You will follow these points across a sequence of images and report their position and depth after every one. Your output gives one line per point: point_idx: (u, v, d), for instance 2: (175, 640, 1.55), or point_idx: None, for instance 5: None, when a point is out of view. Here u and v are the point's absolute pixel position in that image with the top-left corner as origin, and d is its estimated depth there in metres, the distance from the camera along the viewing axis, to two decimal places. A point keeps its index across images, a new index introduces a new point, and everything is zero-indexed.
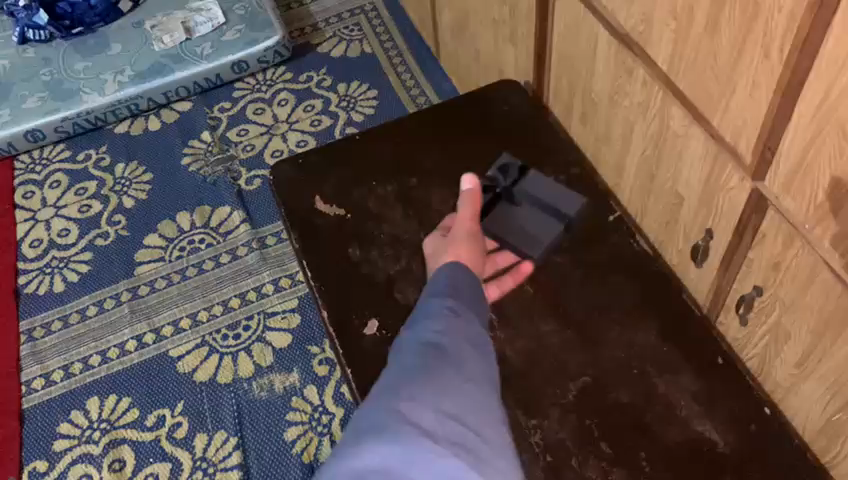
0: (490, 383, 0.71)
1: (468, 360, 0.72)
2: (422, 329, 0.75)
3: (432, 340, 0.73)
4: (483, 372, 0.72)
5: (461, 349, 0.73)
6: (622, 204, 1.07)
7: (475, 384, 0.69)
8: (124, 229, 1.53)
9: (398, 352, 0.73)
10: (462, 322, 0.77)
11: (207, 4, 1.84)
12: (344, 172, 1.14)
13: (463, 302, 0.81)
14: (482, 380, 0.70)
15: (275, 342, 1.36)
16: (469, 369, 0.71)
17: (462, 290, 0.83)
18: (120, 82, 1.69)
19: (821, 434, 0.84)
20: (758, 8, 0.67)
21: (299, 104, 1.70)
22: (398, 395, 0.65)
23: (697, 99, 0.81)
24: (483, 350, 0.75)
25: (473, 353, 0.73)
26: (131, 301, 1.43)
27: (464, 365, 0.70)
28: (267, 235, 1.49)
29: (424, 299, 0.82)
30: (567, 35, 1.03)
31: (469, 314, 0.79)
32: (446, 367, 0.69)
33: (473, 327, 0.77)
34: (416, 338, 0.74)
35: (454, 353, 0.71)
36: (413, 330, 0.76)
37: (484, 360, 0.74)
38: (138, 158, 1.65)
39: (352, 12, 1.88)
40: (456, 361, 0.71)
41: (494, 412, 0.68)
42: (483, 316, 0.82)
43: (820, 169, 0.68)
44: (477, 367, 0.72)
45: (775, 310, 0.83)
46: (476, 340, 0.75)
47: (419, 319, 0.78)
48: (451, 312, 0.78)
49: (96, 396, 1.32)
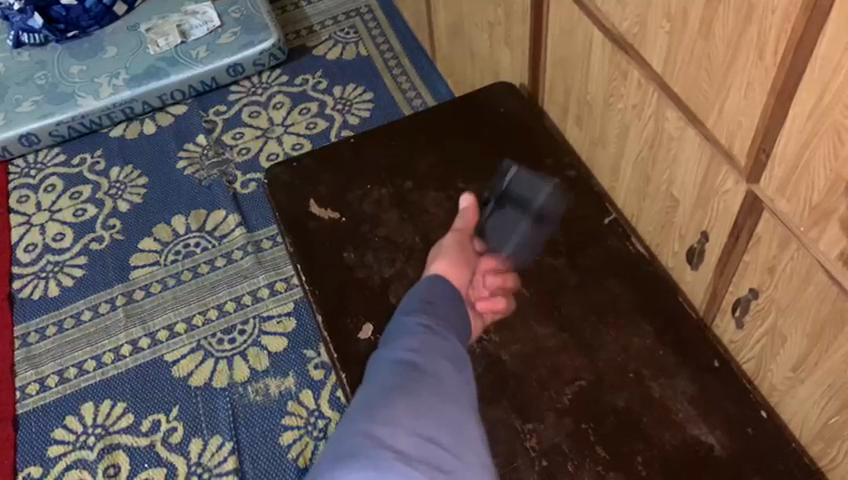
0: (467, 400, 0.69)
1: (447, 376, 0.69)
2: (398, 342, 0.72)
3: (409, 356, 0.70)
4: (461, 387, 0.69)
5: (439, 363, 0.70)
6: (618, 207, 1.06)
7: (453, 402, 0.67)
8: (120, 233, 1.53)
9: (373, 370, 0.70)
10: (440, 333, 0.74)
11: (203, 7, 1.83)
12: (338, 175, 1.13)
13: (442, 310, 0.78)
14: (460, 396, 0.68)
15: (271, 346, 1.35)
16: (449, 385, 0.68)
17: (442, 298, 0.79)
18: (115, 86, 1.69)
19: (818, 438, 0.83)
20: (752, 10, 0.67)
21: (294, 106, 1.70)
22: (377, 416, 0.62)
23: (691, 101, 0.81)
24: (461, 365, 0.72)
25: (451, 368, 0.70)
26: (126, 306, 1.42)
27: (442, 383, 0.68)
28: (263, 238, 1.49)
29: (402, 310, 0.78)
30: (562, 38, 1.02)
31: (447, 328, 0.76)
32: (422, 384, 0.66)
33: (452, 342, 0.74)
34: (392, 355, 0.71)
35: (431, 369, 0.69)
36: (388, 346, 0.73)
37: (462, 375, 0.71)
38: (133, 161, 1.64)
39: (348, 15, 1.87)
40: (435, 377, 0.68)
41: (471, 432, 0.66)
42: (464, 325, 0.79)
43: (815, 171, 0.68)
44: (457, 384, 0.69)
45: (771, 313, 0.82)
46: (455, 355, 0.73)
47: (395, 333, 0.75)
48: (428, 326, 0.74)
49: (91, 401, 1.32)
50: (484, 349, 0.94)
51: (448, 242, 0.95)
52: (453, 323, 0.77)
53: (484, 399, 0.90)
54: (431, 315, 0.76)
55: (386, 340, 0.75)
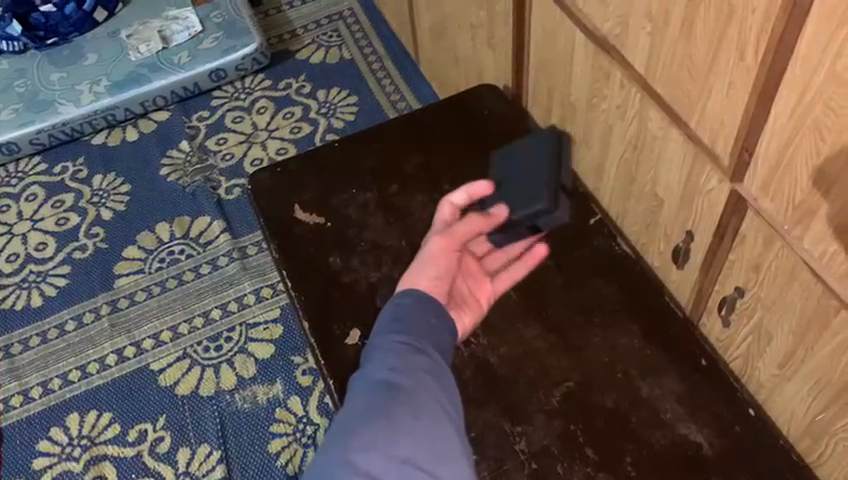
0: (451, 413, 0.62)
1: (429, 391, 0.62)
2: (374, 354, 0.66)
3: (385, 370, 0.64)
4: (443, 400, 0.63)
5: (417, 376, 0.63)
6: (603, 207, 1.07)
7: (433, 417, 0.60)
8: (103, 242, 1.52)
9: (348, 387, 0.64)
10: (420, 346, 0.67)
11: (184, 12, 1.81)
12: (324, 180, 1.13)
13: (424, 315, 0.71)
14: (441, 410, 0.61)
15: (257, 353, 1.34)
16: (431, 400, 0.62)
17: (423, 297, 0.72)
18: (96, 93, 1.67)
19: (806, 434, 0.84)
20: (733, 10, 0.67)
21: (278, 110, 1.69)
22: (350, 443, 0.57)
23: (674, 101, 0.81)
24: (444, 376, 0.66)
25: (431, 379, 0.64)
26: (111, 315, 1.41)
27: (423, 399, 0.61)
28: (248, 244, 1.48)
29: (380, 316, 0.72)
30: (545, 39, 1.02)
31: (428, 333, 0.69)
32: (401, 403, 0.60)
33: (434, 351, 0.68)
34: (368, 370, 0.65)
35: (409, 384, 0.62)
36: (366, 358, 0.67)
37: (445, 386, 0.64)
38: (116, 169, 1.63)
39: (331, 18, 1.86)
40: (416, 393, 0.62)
41: (457, 449, 0.60)
42: (448, 329, 0.72)
43: (798, 169, 0.68)
44: (441, 398, 0.63)
45: (758, 311, 0.82)
46: (437, 367, 0.66)
47: (373, 343, 0.68)
48: (409, 334, 0.68)
49: (76, 412, 1.30)
50: (472, 353, 0.93)
51: (436, 249, 0.80)
52: (434, 329, 0.70)
53: (473, 401, 0.90)
54: (411, 320, 0.70)
55: (365, 351, 0.69)
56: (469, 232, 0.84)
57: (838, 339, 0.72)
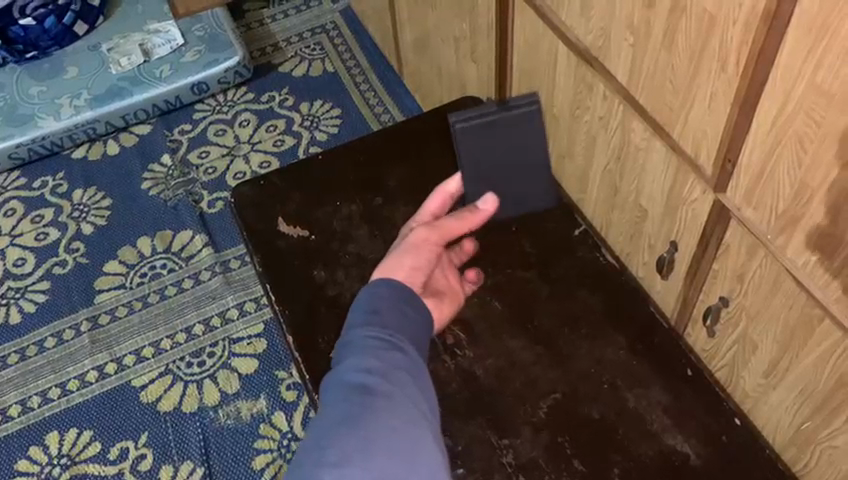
0: (428, 418, 0.60)
1: (405, 395, 0.60)
2: (347, 353, 0.63)
3: (359, 369, 0.61)
4: (420, 400, 0.61)
5: (394, 378, 0.61)
6: (587, 218, 1.07)
7: (410, 420, 0.58)
8: (84, 256, 1.50)
9: (321, 390, 0.62)
10: (396, 345, 0.65)
11: (166, 25, 1.80)
12: (307, 193, 1.12)
13: (398, 308, 0.69)
14: (419, 417, 0.59)
15: (241, 368, 1.33)
16: (408, 406, 0.59)
17: (398, 292, 0.70)
18: (76, 106, 1.65)
19: (792, 443, 0.84)
20: (714, 21, 0.67)
21: (261, 124, 1.69)
22: (326, 459, 0.54)
23: (657, 112, 0.81)
24: (421, 376, 0.64)
25: (407, 378, 0.62)
26: (92, 331, 1.39)
27: (400, 405, 0.59)
28: (230, 258, 1.46)
29: (353, 309, 0.69)
30: (528, 51, 1.02)
31: (403, 328, 0.67)
32: (377, 409, 0.58)
33: (410, 349, 0.65)
34: (341, 368, 0.62)
35: (385, 385, 0.60)
36: (339, 357, 0.64)
37: (422, 389, 0.62)
38: (97, 183, 1.61)
39: (314, 31, 1.86)
40: (392, 397, 0.59)
41: (435, 457, 0.58)
42: (423, 321, 0.71)
43: (780, 179, 0.68)
44: (417, 401, 0.61)
45: (742, 320, 0.83)
46: (413, 368, 0.64)
47: (347, 340, 0.65)
48: (383, 329, 0.66)
49: (56, 430, 1.28)
50: (458, 365, 0.93)
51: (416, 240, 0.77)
52: (409, 324, 0.68)
53: (459, 414, 0.89)
54: (385, 314, 0.68)
55: (337, 347, 0.66)
56: (456, 229, 0.80)
57: (822, 347, 0.72)
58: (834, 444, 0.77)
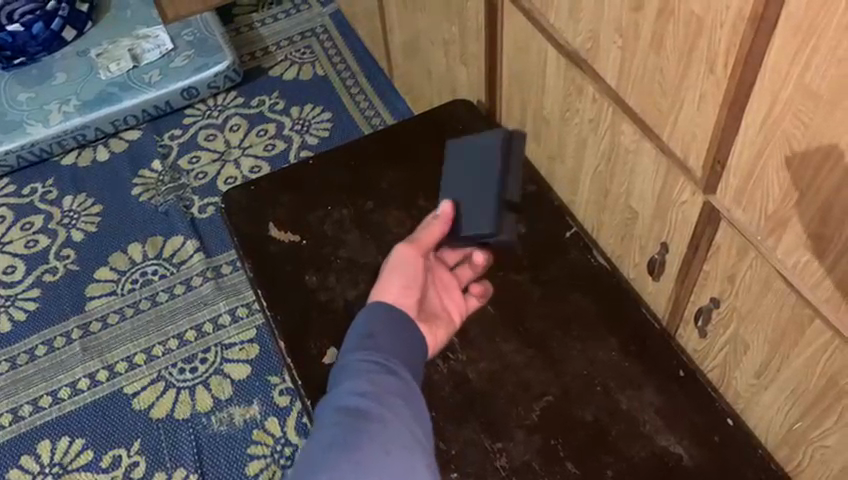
0: (422, 445, 0.61)
1: (399, 420, 0.61)
2: (343, 379, 0.64)
3: (354, 393, 0.62)
4: (413, 426, 0.61)
5: (389, 403, 0.62)
6: (578, 220, 1.07)
7: (404, 446, 0.59)
8: (74, 263, 1.49)
9: (316, 415, 0.62)
10: (391, 373, 0.65)
11: (155, 31, 1.80)
12: (298, 198, 1.11)
13: (393, 336, 0.70)
14: (412, 442, 0.59)
15: (233, 374, 1.32)
16: (402, 432, 0.60)
17: (393, 320, 0.72)
18: (65, 112, 1.65)
19: (784, 443, 0.84)
20: (702, 24, 0.68)
21: (252, 128, 1.68)
22: None
23: (647, 115, 0.81)
24: (415, 402, 0.64)
25: (402, 404, 0.63)
26: (83, 339, 1.38)
27: (394, 430, 0.59)
28: (222, 264, 1.46)
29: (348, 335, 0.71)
30: (517, 54, 1.03)
31: (396, 354, 0.69)
32: (371, 434, 0.58)
33: (404, 375, 0.66)
34: (336, 393, 0.63)
35: (380, 410, 0.61)
36: (335, 383, 0.65)
37: (416, 415, 0.63)
38: (86, 190, 1.61)
39: (304, 35, 1.86)
40: (386, 422, 0.60)
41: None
42: (416, 349, 0.72)
43: (769, 180, 0.68)
44: (411, 427, 0.61)
45: (733, 321, 0.83)
46: (407, 394, 0.64)
47: (343, 366, 0.66)
48: (377, 355, 0.67)
49: (47, 439, 1.28)
50: (451, 369, 0.93)
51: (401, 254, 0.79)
52: (404, 352, 0.70)
53: (452, 418, 0.89)
54: (379, 341, 0.69)
55: (333, 374, 0.67)
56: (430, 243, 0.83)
57: (813, 347, 0.73)
58: (826, 443, 0.77)
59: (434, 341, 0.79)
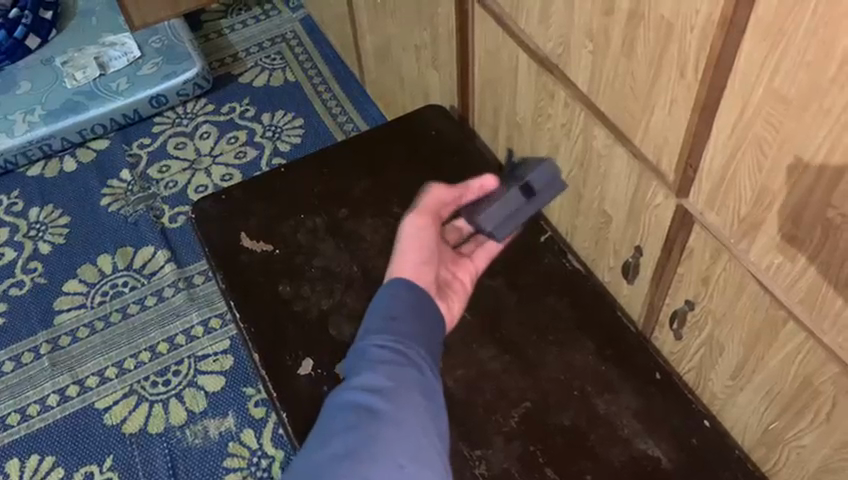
0: (438, 449, 0.58)
1: (415, 423, 0.58)
2: (359, 371, 0.62)
3: (369, 390, 0.59)
4: (431, 428, 0.59)
5: (405, 403, 0.59)
6: (553, 224, 1.07)
7: (417, 453, 0.56)
8: (42, 277, 1.46)
9: (328, 409, 0.60)
10: (408, 366, 0.63)
11: (122, 38, 1.77)
12: (270, 206, 1.10)
13: (414, 323, 0.67)
14: (427, 449, 0.57)
15: (207, 386, 1.30)
16: (417, 437, 0.57)
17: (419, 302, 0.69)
18: (30, 122, 1.62)
19: (761, 444, 0.84)
20: (671, 29, 0.68)
21: (222, 135, 1.66)
22: None
23: (618, 120, 0.81)
24: (434, 399, 0.62)
25: (419, 402, 0.60)
26: (52, 353, 1.35)
27: (407, 436, 0.57)
28: (194, 274, 1.44)
29: (367, 317, 0.68)
30: (489, 59, 1.02)
31: (417, 340, 0.66)
32: (385, 441, 0.56)
33: (424, 369, 0.64)
34: (351, 386, 0.61)
35: (394, 412, 0.58)
36: (351, 373, 0.63)
37: (434, 415, 0.60)
38: (53, 201, 1.57)
39: (274, 41, 1.84)
40: (401, 428, 0.57)
41: None
42: (437, 331, 0.70)
43: (742, 184, 0.69)
44: (426, 431, 0.58)
45: (708, 323, 0.83)
46: (425, 390, 0.62)
47: (361, 354, 0.64)
48: (395, 344, 0.64)
49: (17, 457, 1.25)
50: None
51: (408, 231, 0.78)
52: (424, 337, 0.67)
53: None
54: (397, 326, 0.66)
55: (349, 360, 0.65)
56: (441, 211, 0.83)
57: (787, 349, 0.73)
58: (802, 443, 0.77)
59: (451, 315, 0.79)
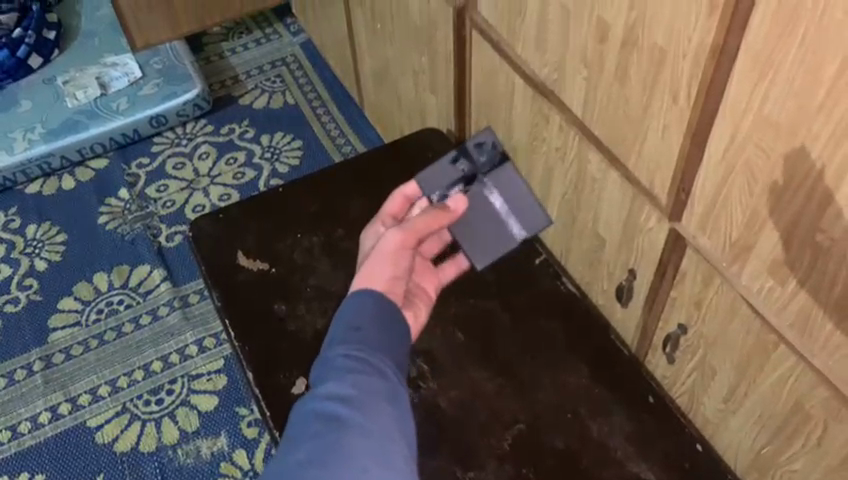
0: (404, 454, 0.58)
1: (380, 430, 0.58)
2: (324, 380, 0.62)
3: (334, 399, 0.60)
4: (397, 434, 0.59)
5: (370, 409, 0.59)
6: (548, 247, 1.07)
7: (383, 460, 0.56)
8: (37, 294, 1.46)
9: (294, 420, 0.60)
10: (373, 374, 0.63)
11: (123, 59, 1.79)
12: (267, 226, 1.11)
13: (380, 331, 0.67)
14: (393, 455, 0.57)
15: (200, 405, 1.30)
16: (382, 443, 0.57)
17: (387, 311, 0.69)
18: (30, 140, 1.63)
19: (753, 468, 0.84)
20: (664, 55, 0.69)
21: (221, 156, 1.67)
22: None
23: (612, 144, 0.83)
24: (400, 406, 0.62)
25: (385, 409, 0.60)
26: (45, 371, 1.35)
27: (372, 443, 0.57)
28: (190, 293, 1.44)
29: (333, 326, 0.68)
30: (485, 83, 1.04)
31: (383, 349, 0.66)
32: (350, 447, 0.56)
33: (390, 376, 0.64)
34: (317, 395, 0.61)
35: (360, 419, 0.58)
36: (317, 382, 0.63)
37: (400, 421, 0.60)
38: (51, 218, 1.58)
39: (274, 64, 1.86)
40: (367, 434, 0.57)
41: None
42: (404, 338, 0.70)
43: (734, 207, 0.70)
44: (392, 436, 0.58)
45: (701, 347, 0.84)
46: (390, 396, 0.62)
47: (326, 363, 0.64)
48: (361, 351, 0.65)
49: (6, 475, 1.24)
50: (423, 398, 0.92)
51: (392, 244, 0.76)
52: (392, 345, 0.67)
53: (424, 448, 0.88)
54: (362, 334, 0.66)
55: (315, 369, 0.65)
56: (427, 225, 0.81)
57: (778, 372, 0.73)
58: (794, 467, 0.77)
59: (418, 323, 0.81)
